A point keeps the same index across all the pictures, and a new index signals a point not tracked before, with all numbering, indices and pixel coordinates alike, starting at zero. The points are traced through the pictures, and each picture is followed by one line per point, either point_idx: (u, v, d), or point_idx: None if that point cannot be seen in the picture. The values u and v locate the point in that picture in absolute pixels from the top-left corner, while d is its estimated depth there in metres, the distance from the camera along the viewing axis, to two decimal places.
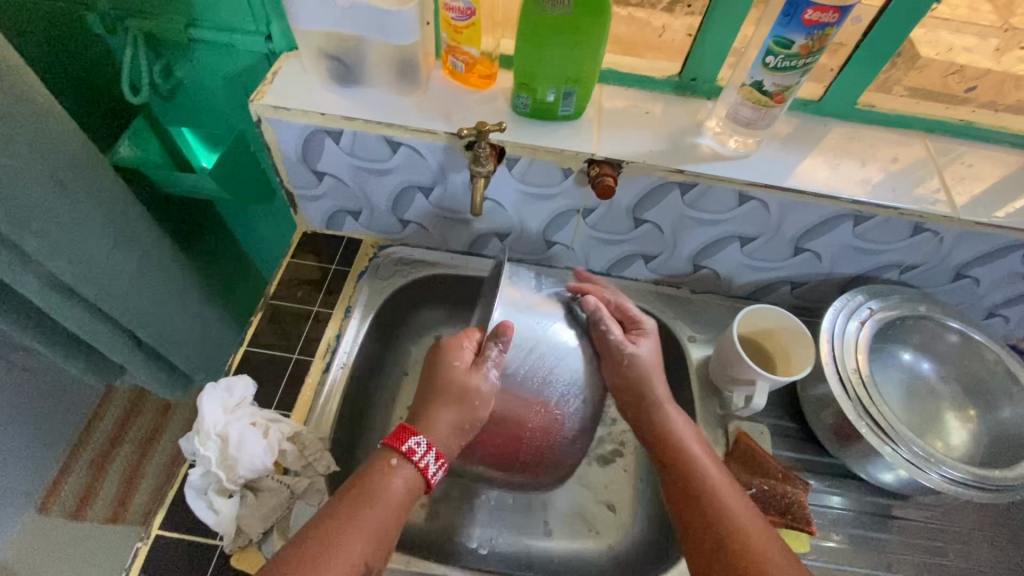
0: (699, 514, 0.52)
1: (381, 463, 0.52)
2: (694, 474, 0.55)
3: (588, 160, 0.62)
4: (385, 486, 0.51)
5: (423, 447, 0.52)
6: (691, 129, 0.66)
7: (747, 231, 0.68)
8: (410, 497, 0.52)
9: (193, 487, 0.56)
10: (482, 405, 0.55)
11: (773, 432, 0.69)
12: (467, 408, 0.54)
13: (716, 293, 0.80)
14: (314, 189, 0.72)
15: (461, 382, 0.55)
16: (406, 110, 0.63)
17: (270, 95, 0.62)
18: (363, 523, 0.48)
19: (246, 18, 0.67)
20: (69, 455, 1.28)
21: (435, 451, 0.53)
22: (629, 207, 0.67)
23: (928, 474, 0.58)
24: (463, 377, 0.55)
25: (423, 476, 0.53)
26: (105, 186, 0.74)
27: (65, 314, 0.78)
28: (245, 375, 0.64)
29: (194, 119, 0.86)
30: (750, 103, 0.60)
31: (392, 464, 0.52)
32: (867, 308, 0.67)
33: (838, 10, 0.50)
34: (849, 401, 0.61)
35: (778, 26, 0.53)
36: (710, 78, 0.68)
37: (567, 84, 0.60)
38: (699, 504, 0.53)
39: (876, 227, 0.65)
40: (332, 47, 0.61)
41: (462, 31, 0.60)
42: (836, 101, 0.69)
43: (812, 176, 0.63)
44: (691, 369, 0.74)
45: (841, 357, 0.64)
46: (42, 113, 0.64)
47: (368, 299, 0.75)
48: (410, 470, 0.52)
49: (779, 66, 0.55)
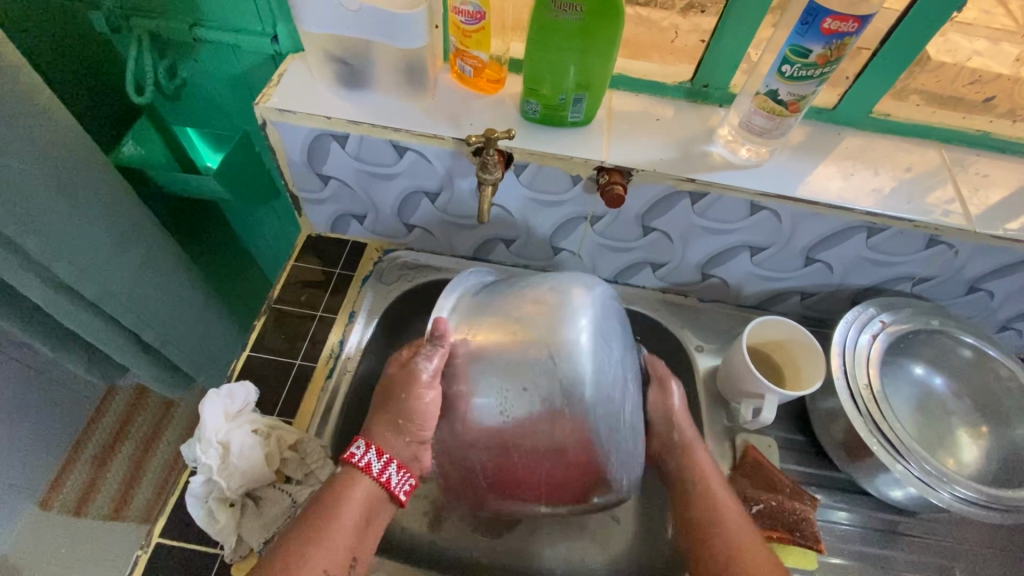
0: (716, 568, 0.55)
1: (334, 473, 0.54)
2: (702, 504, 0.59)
3: (598, 167, 0.61)
4: (340, 493, 0.52)
5: (360, 450, 0.54)
6: (703, 137, 0.65)
7: (758, 241, 0.67)
8: (371, 503, 0.53)
9: (194, 495, 0.55)
10: (411, 394, 0.54)
11: (780, 445, 0.68)
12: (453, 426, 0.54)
13: (725, 302, 0.79)
14: (319, 192, 0.71)
15: (397, 375, 0.55)
16: (414, 115, 0.62)
17: (275, 97, 0.61)
18: (318, 531, 0.50)
19: (252, 18, 0.66)
20: (72, 449, 1.28)
21: (376, 448, 0.54)
22: (638, 215, 0.66)
23: (939, 493, 0.57)
24: (397, 371, 0.56)
25: (372, 475, 0.53)
26: (108, 188, 0.73)
27: (67, 313, 0.77)
28: (247, 381, 0.63)
29: (198, 119, 0.84)
30: (764, 112, 0.58)
31: (340, 474, 0.53)
32: (879, 321, 0.66)
33: (857, 20, 0.49)
34: (860, 416, 0.60)
35: (795, 34, 0.51)
36: (723, 84, 0.66)
37: (577, 90, 0.59)
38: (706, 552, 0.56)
39: (889, 239, 0.64)
40: (340, 50, 0.60)
41: (471, 35, 0.59)
42: (850, 108, 0.67)
43: (825, 186, 0.62)
44: (698, 379, 0.73)
45: (852, 371, 0.62)
46: (46, 113, 0.63)
47: (372, 303, 0.75)
48: (358, 473, 0.53)
49: (795, 75, 0.54)
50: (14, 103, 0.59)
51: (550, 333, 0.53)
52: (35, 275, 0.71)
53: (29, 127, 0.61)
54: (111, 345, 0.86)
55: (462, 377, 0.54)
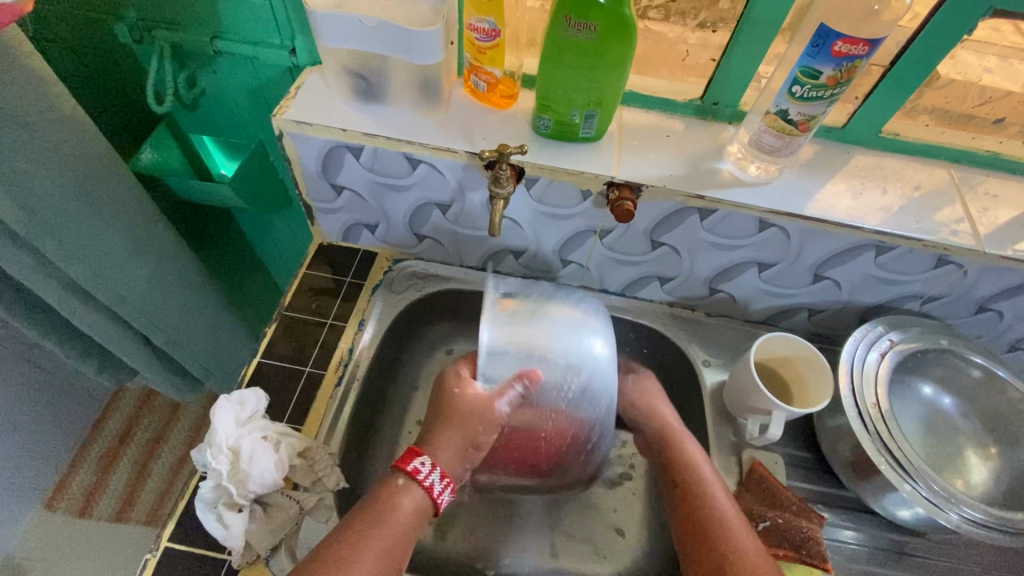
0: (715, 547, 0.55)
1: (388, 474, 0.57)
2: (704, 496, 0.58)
3: (608, 182, 0.62)
4: (395, 502, 0.54)
5: (418, 464, 0.56)
6: (712, 154, 0.65)
7: (767, 258, 0.68)
8: (420, 516, 0.55)
9: (204, 500, 0.56)
10: (486, 431, 0.58)
11: (787, 462, 0.68)
12: (469, 432, 0.57)
13: (732, 317, 0.79)
14: (332, 202, 0.72)
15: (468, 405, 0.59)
16: (428, 128, 0.63)
17: (292, 109, 0.63)
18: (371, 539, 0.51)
19: (271, 31, 0.68)
20: (79, 449, 1.30)
21: (439, 470, 0.56)
22: (647, 230, 0.67)
23: (948, 514, 0.57)
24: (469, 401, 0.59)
25: (431, 497, 0.56)
26: (127, 194, 0.75)
27: (81, 316, 0.79)
28: (255, 387, 0.64)
29: (214, 128, 0.86)
30: (774, 131, 0.58)
31: (402, 483, 0.55)
32: (887, 340, 0.66)
33: (868, 44, 0.49)
34: (868, 436, 0.60)
35: (805, 56, 0.51)
36: (733, 102, 0.67)
37: (589, 107, 0.59)
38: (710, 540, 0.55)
39: (899, 258, 0.64)
40: (356, 65, 0.61)
41: (485, 51, 0.60)
42: (860, 127, 0.68)
43: (835, 204, 0.63)
44: (705, 393, 0.73)
45: (860, 390, 0.62)
46: (71, 125, 0.65)
47: (381, 312, 0.76)
48: (419, 492, 0.55)
49: (805, 95, 0.54)
50: (33, 112, 0.60)
51: (560, 327, 0.62)
52: (51, 278, 0.72)
53: (48, 135, 0.62)
54: (123, 349, 0.88)
55: (531, 395, 0.59)
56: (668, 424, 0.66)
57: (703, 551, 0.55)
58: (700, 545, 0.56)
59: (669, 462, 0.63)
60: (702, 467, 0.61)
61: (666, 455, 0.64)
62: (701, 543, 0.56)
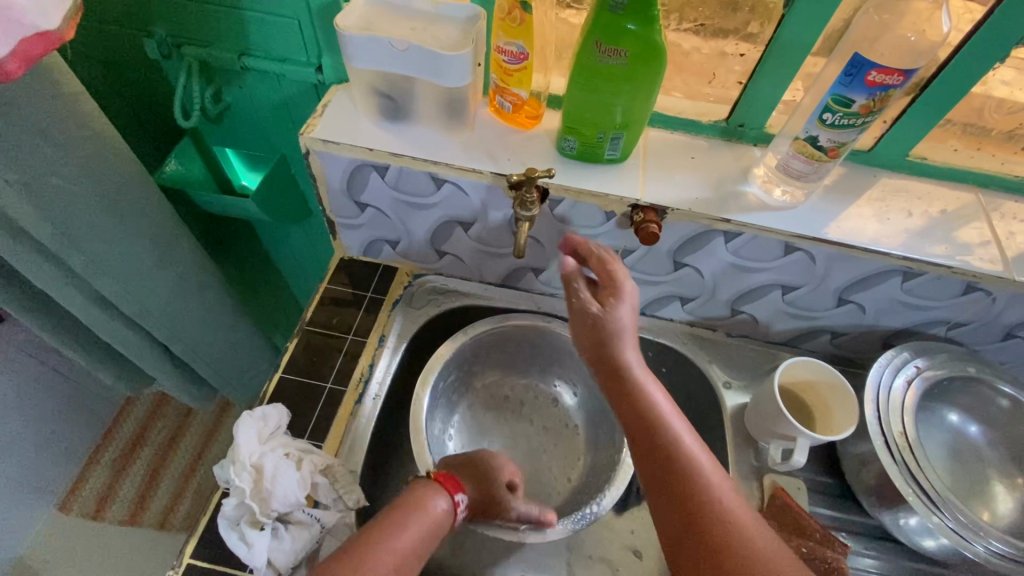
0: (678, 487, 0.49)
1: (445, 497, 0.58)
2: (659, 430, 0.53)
3: (632, 205, 0.62)
4: (437, 520, 0.56)
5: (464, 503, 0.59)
6: (738, 176, 0.65)
7: (791, 281, 0.67)
8: (440, 537, 0.56)
9: (227, 518, 0.56)
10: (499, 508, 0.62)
11: (809, 487, 0.67)
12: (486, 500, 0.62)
13: (752, 338, 0.78)
14: (355, 219, 0.73)
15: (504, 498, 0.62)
16: (454, 149, 0.63)
17: (318, 128, 0.63)
18: (408, 556, 0.51)
19: (298, 49, 0.69)
20: (94, 450, 1.32)
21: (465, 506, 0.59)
22: (670, 252, 0.67)
23: (973, 546, 0.56)
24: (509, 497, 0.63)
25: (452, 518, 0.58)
26: (154, 207, 0.75)
27: (102, 325, 0.79)
28: (278, 403, 0.65)
29: (238, 142, 0.87)
30: (803, 157, 0.57)
31: (447, 508, 0.58)
32: (914, 365, 0.65)
33: (902, 73, 0.48)
34: (896, 465, 0.59)
35: (838, 84, 0.51)
36: (758, 124, 0.67)
37: (615, 130, 0.59)
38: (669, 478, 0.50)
39: (926, 284, 0.63)
40: (383, 85, 0.61)
41: (513, 73, 0.60)
42: (887, 150, 0.67)
43: (861, 228, 0.62)
44: (725, 414, 0.73)
45: (886, 417, 0.61)
46: (102, 140, 0.65)
47: (401, 327, 0.76)
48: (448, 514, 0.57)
49: (836, 123, 0.53)
50: (67, 129, 0.61)
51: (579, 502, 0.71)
52: (74, 288, 0.73)
53: (80, 149, 0.63)
54: (142, 357, 0.88)
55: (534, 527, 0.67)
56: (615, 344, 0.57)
57: (658, 480, 0.51)
58: (655, 477, 0.51)
59: (618, 392, 0.56)
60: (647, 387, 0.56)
61: (615, 378, 0.57)
62: (652, 474, 0.52)
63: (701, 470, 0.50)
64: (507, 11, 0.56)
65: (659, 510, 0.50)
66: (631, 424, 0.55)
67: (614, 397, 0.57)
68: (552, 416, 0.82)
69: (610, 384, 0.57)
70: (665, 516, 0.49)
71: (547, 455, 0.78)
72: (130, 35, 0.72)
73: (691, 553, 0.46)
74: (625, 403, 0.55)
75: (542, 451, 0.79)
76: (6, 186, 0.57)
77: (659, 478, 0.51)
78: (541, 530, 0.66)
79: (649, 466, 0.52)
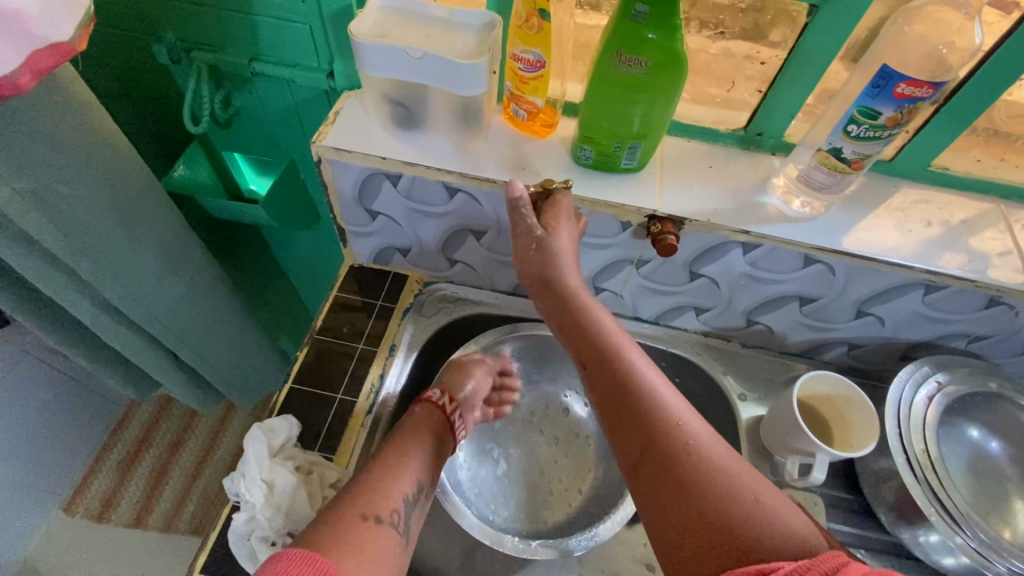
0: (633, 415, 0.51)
1: (429, 405, 0.66)
2: (613, 363, 0.54)
3: (650, 216, 0.61)
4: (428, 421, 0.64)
5: (439, 393, 0.67)
6: (757, 187, 0.64)
7: (810, 293, 0.66)
8: (432, 427, 0.64)
9: (238, 532, 0.56)
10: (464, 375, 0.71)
11: (827, 502, 0.66)
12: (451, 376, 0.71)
13: (768, 349, 0.77)
14: (366, 226, 0.72)
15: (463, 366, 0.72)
16: (467, 158, 0.62)
17: (331, 136, 0.62)
18: (417, 459, 0.59)
19: (309, 54, 0.68)
20: (99, 451, 1.31)
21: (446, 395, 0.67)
22: (686, 262, 0.66)
23: (994, 566, 0.54)
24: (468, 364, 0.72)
25: (439, 409, 0.66)
26: (164, 214, 0.75)
27: (109, 330, 0.79)
28: (290, 415, 0.64)
29: (247, 146, 0.86)
30: (825, 169, 0.56)
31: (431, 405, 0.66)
32: (935, 381, 0.64)
33: (932, 86, 0.47)
34: (918, 485, 0.58)
35: (864, 96, 0.49)
36: (777, 133, 0.65)
37: (632, 140, 0.58)
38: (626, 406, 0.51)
39: (948, 297, 0.62)
40: (397, 93, 0.60)
41: (529, 82, 0.59)
42: (908, 160, 0.65)
43: (883, 240, 0.61)
44: (741, 427, 0.72)
45: (907, 434, 0.60)
46: (112, 147, 0.65)
47: (411, 337, 0.75)
48: (435, 411, 0.65)
49: (861, 135, 0.52)
50: (78, 137, 0.60)
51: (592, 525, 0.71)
52: (83, 295, 0.72)
53: (91, 157, 0.62)
54: (149, 362, 0.88)
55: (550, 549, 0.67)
56: (555, 269, 0.58)
57: (607, 398, 0.53)
58: (604, 395, 0.53)
59: (567, 320, 0.59)
60: (592, 313, 0.58)
61: (562, 306, 0.59)
62: (601, 394, 0.54)
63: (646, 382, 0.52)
64: (524, 19, 0.54)
65: (610, 425, 0.52)
66: (580, 348, 0.57)
67: (563, 326, 0.59)
68: (561, 426, 0.80)
69: (559, 314, 0.59)
70: (617, 430, 0.52)
71: (557, 466, 0.77)
72: (140, 40, 0.71)
73: (643, 459, 0.49)
74: (574, 330, 0.58)
75: (553, 462, 0.77)
76: (14, 194, 0.56)
77: (608, 395, 0.53)
78: (551, 547, 0.66)
79: (597, 386, 0.54)
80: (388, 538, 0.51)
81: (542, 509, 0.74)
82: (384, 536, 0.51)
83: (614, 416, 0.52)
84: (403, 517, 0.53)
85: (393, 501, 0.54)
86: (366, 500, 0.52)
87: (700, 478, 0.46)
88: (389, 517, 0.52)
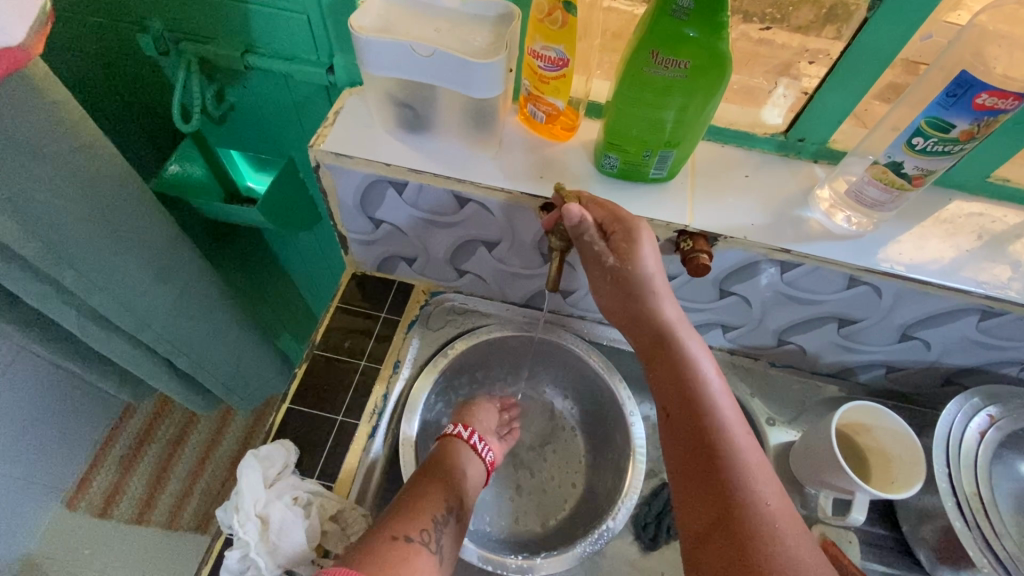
0: (705, 473, 0.47)
1: (450, 439, 0.64)
2: (698, 409, 0.49)
3: (680, 230, 0.55)
4: (458, 457, 0.62)
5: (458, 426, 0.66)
6: (799, 200, 0.58)
7: (850, 314, 0.61)
8: (460, 459, 0.62)
9: (231, 570, 0.52)
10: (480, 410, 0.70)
11: (861, 539, 0.62)
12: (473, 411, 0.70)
13: (798, 368, 0.72)
14: (368, 234, 0.67)
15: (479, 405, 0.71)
16: (478, 164, 0.57)
17: (330, 139, 0.57)
18: (448, 489, 0.57)
19: (308, 46, 0.62)
20: (101, 446, 1.29)
21: (463, 424, 0.66)
22: (715, 279, 0.60)
23: None
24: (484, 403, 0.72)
25: (464, 441, 0.64)
26: (154, 217, 0.69)
27: (98, 338, 0.75)
28: (286, 440, 0.61)
29: (242, 142, 0.80)
30: (880, 184, 0.51)
31: (456, 437, 0.64)
32: (987, 414, 0.59)
33: (1018, 97, 0.42)
34: (970, 535, 0.53)
35: (936, 106, 0.45)
36: (820, 139, 0.59)
37: (663, 148, 0.52)
38: (703, 462, 0.47)
39: (1006, 324, 0.56)
40: (403, 94, 0.54)
41: (549, 81, 0.53)
42: (967, 170, 0.58)
43: (940, 261, 0.55)
44: (768, 455, 0.67)
45: (956, 475, 0.55)
46: (94, 148, 0.59)
47: (418, 352, 0.71)
48: (463, 444, 0.64)
49: (927, 148, 0.47)
50: (53, 139, 0.54)
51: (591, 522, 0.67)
52: (68, 304, 0.68)
53: (70, 160, 0.57)
54: (142, 368, 0.84)
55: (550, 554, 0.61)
56: (650, 301, 0.53)
57: (683, 447, 0.49)
58: (680, 444, 0.49)
59: (650, 353, 0.54)
60: (689, 348, 0.52)
61: (649, 338, 0.54)
62: (677, 440, 0.50)
63: (729, 439, 0.48)
64: (547, 12, 0.49)
65: (679, 479, 0.49)
66: (662, 384, 0.52)
67: (646, 355, 0.54)
68: (552, 430, 0.77)
69: (639, 340, 0.55)
70: (688, 486, 0.48)
71: (547, 462, 0.74)
72: (125, 30, 0.65)
73: (711, 528, 0.45)
74: (662, 365, 0.52)
75: (541, 459, 0.74)
76: None
77: (683, 448, 0.49)
78: (556, 560, 0.60)
79: (675, 430, 0.50)
80: (423, 556, 0.50)
81: (539, 510, 0.70)
82: (419, 555, 0.49)
83: (686, 467, 0.48)
84: (433, 535, 0.52)
85: (422, 521, 0.52)
86: (395, 522, 0.51)
87: (768, 565, 0.42)
88: (419, 536, 0.51)
